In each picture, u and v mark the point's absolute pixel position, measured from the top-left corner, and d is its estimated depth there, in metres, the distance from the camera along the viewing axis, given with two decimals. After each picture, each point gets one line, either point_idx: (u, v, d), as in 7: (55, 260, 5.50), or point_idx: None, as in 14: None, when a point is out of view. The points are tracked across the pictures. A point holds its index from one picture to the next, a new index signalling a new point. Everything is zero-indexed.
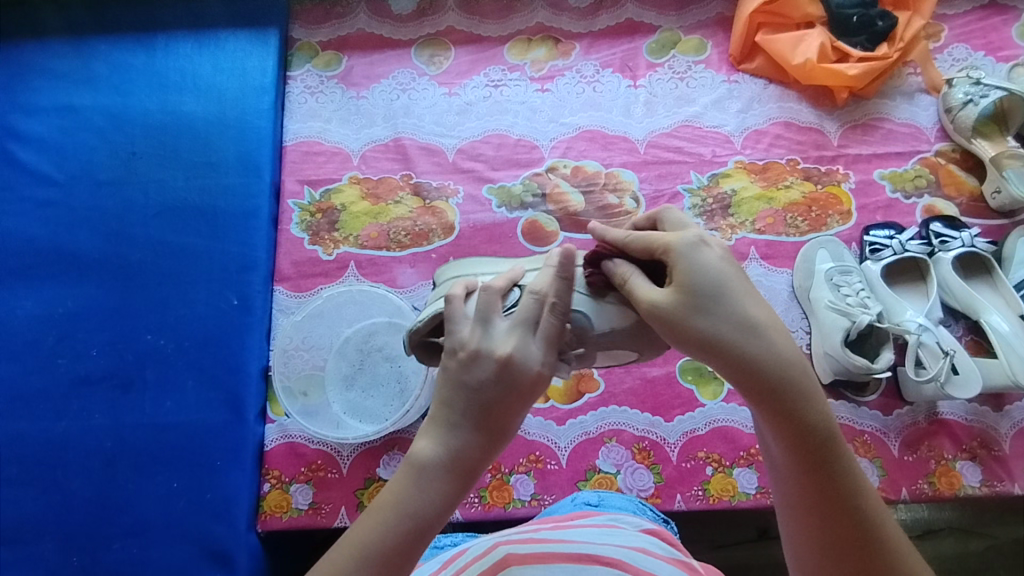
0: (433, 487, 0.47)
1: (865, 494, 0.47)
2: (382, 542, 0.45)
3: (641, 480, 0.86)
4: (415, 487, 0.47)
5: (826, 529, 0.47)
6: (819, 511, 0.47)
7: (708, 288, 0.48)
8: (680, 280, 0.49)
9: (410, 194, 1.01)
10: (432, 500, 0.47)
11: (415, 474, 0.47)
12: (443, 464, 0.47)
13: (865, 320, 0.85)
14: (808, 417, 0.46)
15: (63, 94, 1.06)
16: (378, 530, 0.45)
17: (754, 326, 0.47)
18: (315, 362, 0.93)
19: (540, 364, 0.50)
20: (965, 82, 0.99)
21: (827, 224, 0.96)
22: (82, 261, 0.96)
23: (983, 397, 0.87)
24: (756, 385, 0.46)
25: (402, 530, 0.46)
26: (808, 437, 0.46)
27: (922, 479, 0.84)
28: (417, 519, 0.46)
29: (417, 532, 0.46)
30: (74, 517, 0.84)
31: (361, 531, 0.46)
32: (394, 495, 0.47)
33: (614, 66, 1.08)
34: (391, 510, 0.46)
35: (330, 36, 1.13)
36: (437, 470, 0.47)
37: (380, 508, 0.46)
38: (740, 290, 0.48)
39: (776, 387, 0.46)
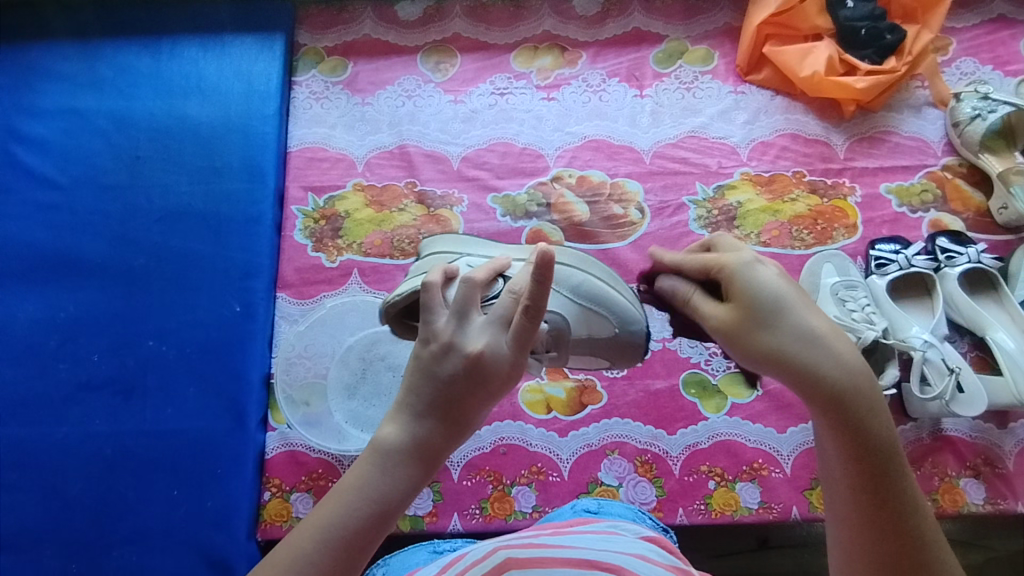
0: (393, 473, 0.44)
1: (915, 500, 0.45)
2: (339, 523, 0.42)
3: (643, 494, 0.86)
4: (377, 469, 0.44)
5: (884, 541, 0.45)
6: (873, 528, 0.45)
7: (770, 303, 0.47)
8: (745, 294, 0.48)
9: (414, 202, 1.01)
10: (392, 484, 0.44)
11: (377, 454, 0.45)
12: (404, 449, 0.45)
13: (871, 336, 0.86)
14: (870, 426, 0.44)
15: (68, 96, 1.06)
16: (334, 512, 0.43)
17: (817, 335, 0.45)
18: (318, 370, 0.93)
19: (512, 364, 0.48)
20: (972, 97, 0.98)
21: (833, 237, 0.96)
22: (84, 266, 0.96)
23: (988, 414, 0.87)
24: (817, 397, 0.44)
25: (360, 515, 0.43)
26: (871, 452, 0.44)
27: (925, 497, 0.83)
28: (377, 504, 0.43)
29: (376, 518, 0.43)
30: (74, 524, 0.84)
31: (319, 514, 0.43)
32: (355, 476, 0.44)
33: (621, 76, 1.07)
34: (349, 493, 0.43)
35: (336, 41, 1.12)
36: (400, 457, 0.45)
37: (341, 491, 0.44)
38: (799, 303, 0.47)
39: (840, 400, 0.44)
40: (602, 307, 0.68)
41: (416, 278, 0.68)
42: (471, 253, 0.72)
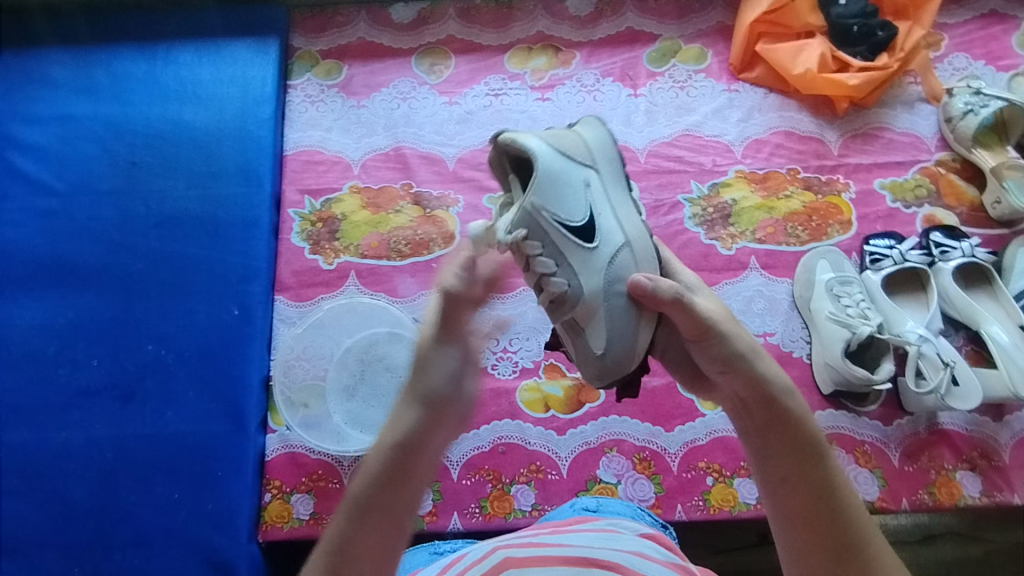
0: (406, 421, 0.53)
1: (849, 489, 0.50)
2: (367, 490, 0.50)
3: (641, 491, 0.86)
4: (399, 423, 0.53)
5: (821, 520, 0.49)
6: (812, 509, 0.50)
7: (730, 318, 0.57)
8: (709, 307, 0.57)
9: (410, 204, 1.01)
10: (410, 430, 0.52)
11: (395, 417, 0.53)
12: (422, 394, 0.53)
13: (865, 332, 0.86)
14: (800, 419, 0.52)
15: (63, 103, 1.06)
16: (379, 456, 0.52)
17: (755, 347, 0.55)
18: (317, 372, 0.93)
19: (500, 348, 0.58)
20: (965, 92, 0.99)
21: (828, 234, 0.96)
22: (82, 271, 0.96)
23: (983, 407, 0.88)
24: (761, 388, 0.53)
25: (383, 476, 0.51)
26: (800, 436, 0.51)
27: (922, 490, 0.84)
28: (396, 458, 0.51)
29: (396, 473, 0.51)
30: (75, 528, 0.84)
31: (349, 490, 0.51)
32: (378, 448, 0.52)
33: (614, 75, 1.08)
34: (373, 464, 0.52)
35: (330, 44, 1.13)
36: (416, 405, 0.53)
37: (366, 466, 0.52)
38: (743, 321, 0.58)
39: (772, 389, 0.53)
40: (616, 321, 0.60)
41: (540, 150, 0.61)
42: (598, 172, 0.63)
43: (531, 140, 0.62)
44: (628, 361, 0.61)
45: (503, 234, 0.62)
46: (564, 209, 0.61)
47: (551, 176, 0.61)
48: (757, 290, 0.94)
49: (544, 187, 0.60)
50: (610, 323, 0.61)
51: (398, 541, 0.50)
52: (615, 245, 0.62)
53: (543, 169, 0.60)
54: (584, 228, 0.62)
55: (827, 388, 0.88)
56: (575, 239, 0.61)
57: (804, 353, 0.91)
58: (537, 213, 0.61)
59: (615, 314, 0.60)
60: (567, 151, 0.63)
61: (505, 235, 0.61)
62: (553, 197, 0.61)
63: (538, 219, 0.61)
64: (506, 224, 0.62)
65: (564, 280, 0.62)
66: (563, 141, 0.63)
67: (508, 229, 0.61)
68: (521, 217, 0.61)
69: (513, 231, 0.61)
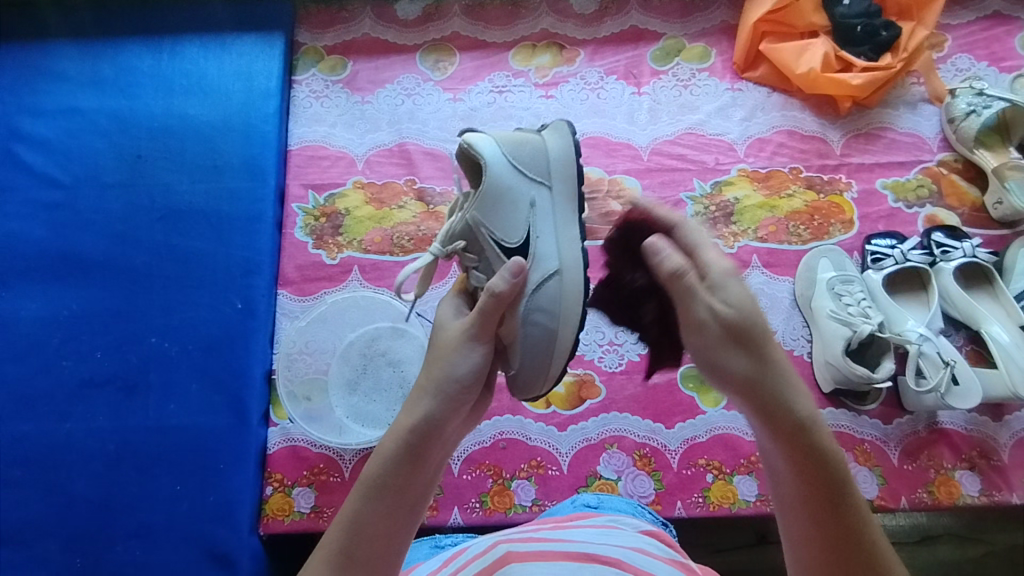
0: (424, 406, 0.54)
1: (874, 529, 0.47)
2: (385, 470, 0.51)
3: (641, 487, 0.86)
4: (417, 406, 0.54)
5: (839, 558, 0.46)
6: (830, 545, 0.47)
7: (750, 315, 0.51)
8: (732, 297, 0.52)
9: (414, 199, 1.02)
10: (429, 412, 0.54)
11: (414, 401, 0.55)
12: (443, 378, 0.56)
13: (866, 329, 0.86)
14: (814, 437, 0.47)
15: (69, 96, 1.06)
16: (397, 437, 0.53)
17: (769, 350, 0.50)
18: (319, 366, 0.94)
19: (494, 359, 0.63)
20: (967, 93, 0.99)
21: (829, 233, 0.97)
22: (86, 263, 0.97)
23: (983, 407, 0.88)
24: (778, 417, 0.48)
25: (400, 459, 0.52)
26: (820, 471, 0.47)
27: (921, 488, 0.84)
28: (414, 442, 0.53)
29: (412, 458, 0.52)
30: (77, 519, 0.85)
31: (366, 471, 0.52)
32: (397, 431, 0.53)
33: (618, 73, 1.08)
34: (390, 447, 0.52)
35: (335, 40, 1.13)
36: (434, 390, 0.55)
37: (383, 449, 0.53)
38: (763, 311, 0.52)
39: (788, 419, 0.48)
40: (533, 349, 0.63)
41: (492, 161, 0.63)
42: (546, 191, 0.65)
43: (488, 149, 0.63)
44: (531, 382, 0.65)
45: (440, 245, 0.64)
46: (503, 227, 0.63)
47: (495, 193, 0.62)
48: (758, 288, 0.95)
49: (486, 206, 0.62)
50: (523, 346, 0.63)
51: (410, 522, 0.52)
52: (547, 272, 0.64)
53: (489, 186, 0.62)
54: (517, 249, 0.63)
55: (827, 387, 0.88)
56: (506, 259, 0.63)
57: (804, 352, 0.92)
58: (475, 229, 0.63)
59: (530, 341, 0.62)
60: (521, 164, 0.64)
61: (439, 247, 0.64)
62: (493, 214, 0.63)
63: (475, 234, 0.63)
64: (443, 234, 0.64)
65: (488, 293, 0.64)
66: (520, 155, 0.64)
67: (446, 241, 0.64)
68: (461, 229, 0.63)
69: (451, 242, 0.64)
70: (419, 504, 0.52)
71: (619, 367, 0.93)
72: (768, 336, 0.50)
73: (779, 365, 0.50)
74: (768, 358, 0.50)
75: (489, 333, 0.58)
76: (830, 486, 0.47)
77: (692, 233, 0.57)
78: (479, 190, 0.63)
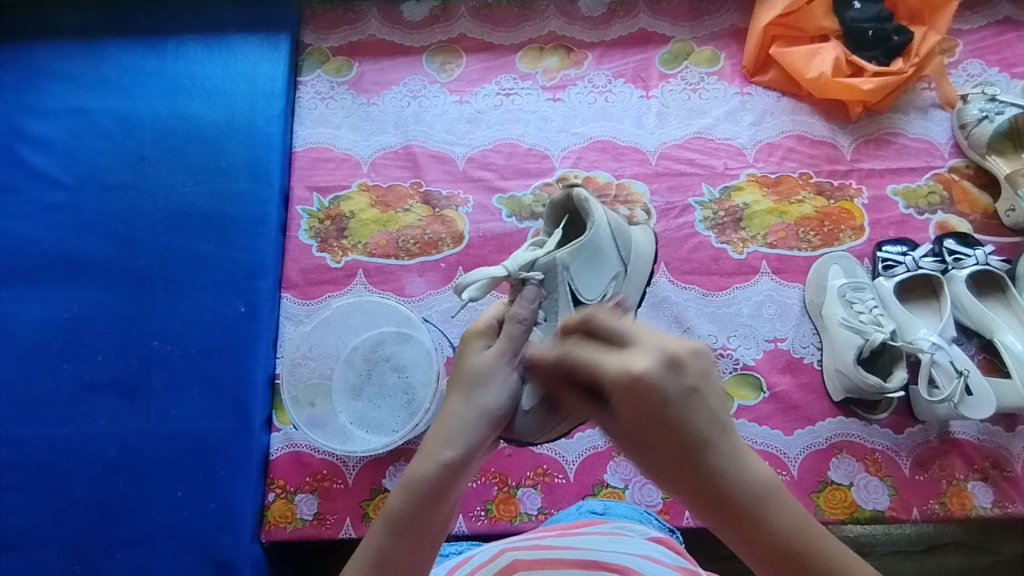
0: (464, 438, 0.51)
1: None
2: (413, 508, 0.48)
3: (649, 496, 0.85)
4: (455, 441, 0.51)
5: None
6: None
7: (656, 431, 0.39)
8: (621, 417, 0.40)
9: (419, 203, 1.01)
10: (467, 450, 0.51)
11: (452, 432, 0.51)
12: (483, 412, 0.53)
13: (879, 338, 0.85)
14: (759, 520, 0.39)
15: (73, 96, 1.05)
16: (430, 469, 0.49)
17: (696, 456, 0.39)
18: (324, 371, 0.92)
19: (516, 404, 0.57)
20: (979, 99, 0.98)
21: (839, 239, 0.96)
22: (89, 266, 0.96)
23: (995, 417, 0.86)
24: (719, 507, 0.39)
25: (430, 496, 0.49)
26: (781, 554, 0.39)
27: (933, 499, 0.83)
28: (447, 479, 0.49)
29: (442, 494, 0.49)
30: (76, 525, 0.83)
31: (392, 503, 0.49)
32: (430, 462, 0.50)
33: (626, 77, 1.07)
34: (421, 481, 0.49)
35: (341, 41, 1.12)
36: (475, 424, 0.52)
37: (411, 482, 0.49)
38: (687, 416, 0.39)
39: (731, 507, 0.39)
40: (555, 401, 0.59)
41: (597, 228, 0.71)
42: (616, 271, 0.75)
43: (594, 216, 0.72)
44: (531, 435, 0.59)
45: (519, 267, 0.63)
46: (582, 280, 0.69)
47: (590, 249, 0.69)
48: (768, 294, 0.94)
49: (577, 257, 0.68)
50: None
51: (430, 555, 0.50)
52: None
53: (589, 241, 0.69)
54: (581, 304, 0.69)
55: (838, 396, 0.87)
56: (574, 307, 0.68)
57: (815, 360, 0.90)
58: (561, 269, 0.66)
59: None
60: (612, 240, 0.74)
61: (519, 267, 0.63)
62: (577, 267, 0.68)
63: (557, 273, 0.66)
64: (524, 260, 0.64)
65: (538, 332, 0.64)
66: (614, 236, 0.75)
67: (524, 268, 0.64)
68: (547, 264, 0.66)
69: (529, 270, 0.64)
70: (436, 539, 0.51)
71: None
72: (696, 438, 0.39)
73: (710, 474, 0.39)
74: (695, 469, 0.39)
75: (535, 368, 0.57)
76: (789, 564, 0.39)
77: (582, 351, 0.42)
78: (580, 240, 0.69)
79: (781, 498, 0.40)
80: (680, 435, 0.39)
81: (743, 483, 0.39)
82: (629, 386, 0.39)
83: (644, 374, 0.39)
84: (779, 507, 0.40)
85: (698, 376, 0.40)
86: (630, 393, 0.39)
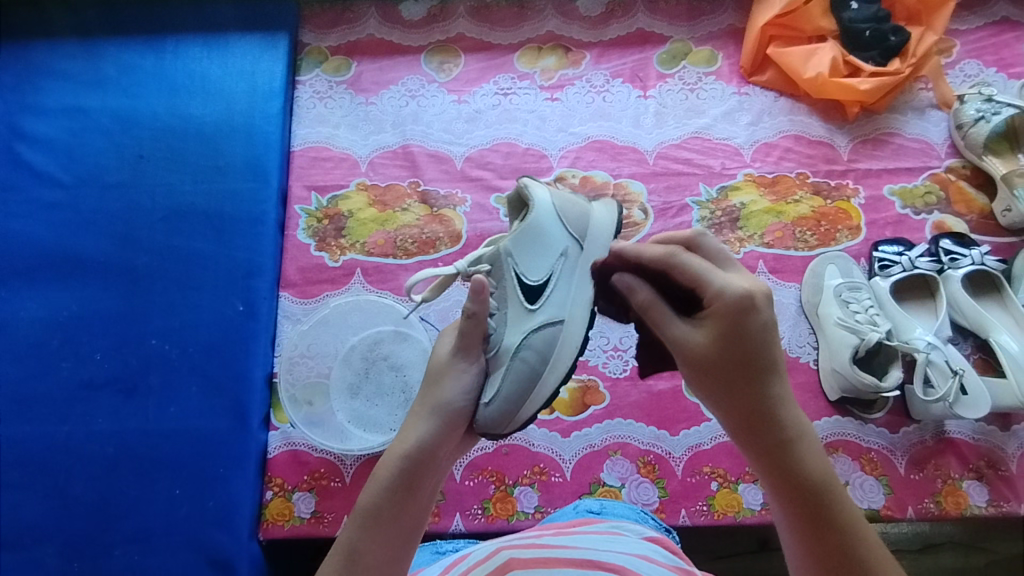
0: (420, 431, 0.56)
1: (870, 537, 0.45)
2: (379, 499, 0.52)
3: (645, 494, 0.86)
4: (412, 434, 0.56)
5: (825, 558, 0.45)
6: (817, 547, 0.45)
7: (738, 344, 0.47)
8: (710, 330, 0.48)
9: (417, 202, 1.01)
10: (422, 440, 0.55)
11: (410, 426, 0.57)
12: (434, 407, 0.58)
13: (874, 338, 0.85)
14: (792, 452, 0.46)
15: (71, 95, 1.06)
16: (393, 461, 0.54)
17: (761, 376, 0.47)
18: (321, 369, 0.93)
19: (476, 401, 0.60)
20: (976, 99, 0.98)
21: (836, 239, 0.96)
22: (87, 264, 0.96)
23: (990, 416, 0.87)
24: (767, 425, 0.47)
25: (395, 485, 0.53)
26: (800, 481, 0.46)
27: (928, 498, 0.83)
28: (408, 469, 0.54)
29: (407, 484, 0.53)
30: (75, 523, 0.84)
31: (361, 499, 0.53)
32: (392, 457, 0.55)
33: (624, 76, 1.07)
34: (385, 474, 0.53)
35: (340, 41, 1.13)
36: (429, 415, 0.57)
37: (377, 476, 0.54)
38: (769, 341, 0.47)
39: (769, 427, 0.47)
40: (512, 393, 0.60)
41: (541, 206, 0.64)
42: (575, 250, 0.64)
43: (539, 195, 0.65)
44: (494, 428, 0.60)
45: (465, 264, 0.65)
46: (528, 263, 0.63)
47: (534, 230, 0.63)
48: None
49: (519, 240, 0.63)
50: (505, 383, 0.59)
51: (407, 549, 0.52)
52: (551, 317, 0.62)
53: (528, 222, 0.63)
54: (534, 291, 0.63)
55: (834, 395, 0.87)
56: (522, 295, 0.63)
57: (811, 359, 0.91)
58: (503, 257, 0.63)
59: (512, 377, 0.60)
60: (567, 217, 0.65)
61: (464, 265, 0.64)
62: (523, 249, 0.63)
63: (502, 262, 0.64)
64: (471, 257, 0.66)
65: (492, 324, 0.62)
66: (568, 209, 0.65)
67: (472, 264, 0.65)
68: (490, 255, 0.65)
69: (476, 265, 0.66)
70: (414, 532, 0.53)
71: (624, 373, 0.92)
72: (766, 363, 0.47)
73: (761, 396, 0.47)
74: (757, 385, 0.47)
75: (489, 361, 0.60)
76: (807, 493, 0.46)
77: (690, 261, 0.49)
78: (520, 223, 0.64)
79: (811, 441, 0.47)
80: (758, 350, 0.47)
81: (790, 411, 0.47)
82: (736, 298, 0.46)
83: (750, 291, 0.47)
84: (809, 446, 0.47)
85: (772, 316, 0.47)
86: (734, 305, 0.46)
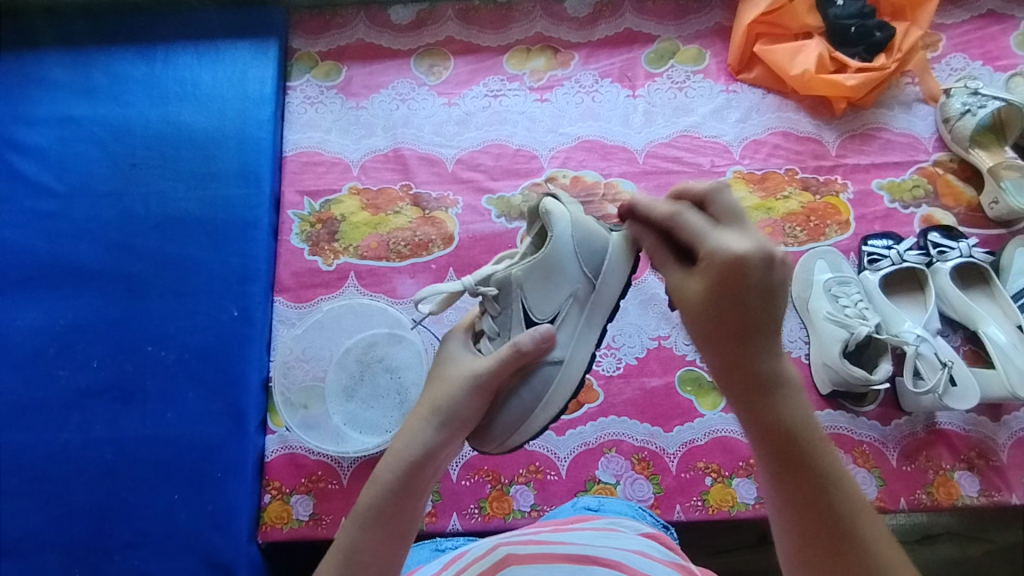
0: (424, 436, 0.56)
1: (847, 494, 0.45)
2: (379, 501, 0.53)
3: (641, 491, 0.86)
4: (416, 438, 0.56)
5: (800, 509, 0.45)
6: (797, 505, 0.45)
7: (730, 302, 0.46)
8: (703, 282, 0.48)
9: (410, 205, 1.02)
10: (427, 445, 0.56)
11: (416, 429, 0.57)
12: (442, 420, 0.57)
13: (864, 331, 0.85)
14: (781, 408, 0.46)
15: (62, 105, 1.06)
16: (395, 467, 0.55)
17: (757, 333, 0.46)
18: (316, 373, 0.93)
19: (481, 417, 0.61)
20: (962, 93, 0.99)
21: (826, 234, 0.97)
22: (83, 273, 0.96)
23: (981, 407, 0.88)
24: (754, 374, 0.46)
25: (396, 490, 0.54)
26: (786, 437, 0.45)
27: (920, 489, 0.84)
28: (410, 472, 0.55)
29: (408, 488, 0.54)
30: (75, 529, 0.84)
31: (360, 499, 0.54)
32: (395, 460, 0.55)
33: (613, 76, 1.08)
34: (386, 478, 0.54)
35: (329, 46, 1.13)
36: (436, 422, 0.57)
37: (377, 480, 0.54)
38: (770, 305, 0.46)
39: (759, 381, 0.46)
40: (513, 421, 0.61)
41: (561, 243, 0.62)
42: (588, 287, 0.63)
43: (562, 227, 0.62)
44: (485, 445, 0.63)
45: (473, 281, 0.62)
46: (539, 300, 0.62)
47: (550, 266, 0.62)
48: None
49: (535, 275, 0.62)
50: (507, 415, 0.61)
51: (401, 548, 0.54)
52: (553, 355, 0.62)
53: (546, 258, 0.62)
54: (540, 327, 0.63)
55: (826, 389, 0.88)
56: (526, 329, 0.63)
57: (802, 353, 0.92)
58: (514, 287, 0.62)
59: (513, 412, 0.61)
60: (586, 253, 0.63)
61: (472, 282, 0.62)
62: (535, 284, 0.62)
63: (511, 290, 0.62)
64: (480, 274, 0.63)
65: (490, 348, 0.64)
66: (589, 242, 0.63)
67: (480, 282, 0.62)
68: (499, 279, 0.62)
69: (484, 283, 0.63)
70: (409, 533, 0.55)
71: (617, 371, 0.93)
72: (761, 321, 0.46)
73: (760, 347, 0.46)
74: (749, 345, 0.46)
75: (495, 385, 0.58)
76: (793, 452, 0.45)
77: (692, 219, 0.50)
78: (536, 256, 0.62)
79: (801, 397, 0.47)
80: (752, 309, 0.46)
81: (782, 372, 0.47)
82: (728, 258, 0.46)
83: (745, 252, 0.46)
84: (797, 403, 0.46)
85: (780, 280, 0.46)
86: (727, 266, 0.46)
